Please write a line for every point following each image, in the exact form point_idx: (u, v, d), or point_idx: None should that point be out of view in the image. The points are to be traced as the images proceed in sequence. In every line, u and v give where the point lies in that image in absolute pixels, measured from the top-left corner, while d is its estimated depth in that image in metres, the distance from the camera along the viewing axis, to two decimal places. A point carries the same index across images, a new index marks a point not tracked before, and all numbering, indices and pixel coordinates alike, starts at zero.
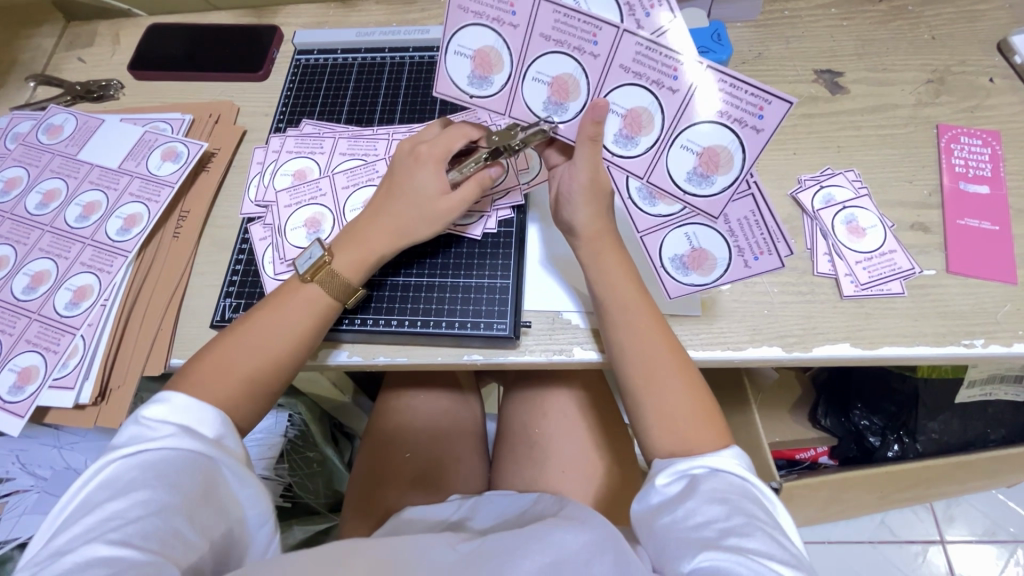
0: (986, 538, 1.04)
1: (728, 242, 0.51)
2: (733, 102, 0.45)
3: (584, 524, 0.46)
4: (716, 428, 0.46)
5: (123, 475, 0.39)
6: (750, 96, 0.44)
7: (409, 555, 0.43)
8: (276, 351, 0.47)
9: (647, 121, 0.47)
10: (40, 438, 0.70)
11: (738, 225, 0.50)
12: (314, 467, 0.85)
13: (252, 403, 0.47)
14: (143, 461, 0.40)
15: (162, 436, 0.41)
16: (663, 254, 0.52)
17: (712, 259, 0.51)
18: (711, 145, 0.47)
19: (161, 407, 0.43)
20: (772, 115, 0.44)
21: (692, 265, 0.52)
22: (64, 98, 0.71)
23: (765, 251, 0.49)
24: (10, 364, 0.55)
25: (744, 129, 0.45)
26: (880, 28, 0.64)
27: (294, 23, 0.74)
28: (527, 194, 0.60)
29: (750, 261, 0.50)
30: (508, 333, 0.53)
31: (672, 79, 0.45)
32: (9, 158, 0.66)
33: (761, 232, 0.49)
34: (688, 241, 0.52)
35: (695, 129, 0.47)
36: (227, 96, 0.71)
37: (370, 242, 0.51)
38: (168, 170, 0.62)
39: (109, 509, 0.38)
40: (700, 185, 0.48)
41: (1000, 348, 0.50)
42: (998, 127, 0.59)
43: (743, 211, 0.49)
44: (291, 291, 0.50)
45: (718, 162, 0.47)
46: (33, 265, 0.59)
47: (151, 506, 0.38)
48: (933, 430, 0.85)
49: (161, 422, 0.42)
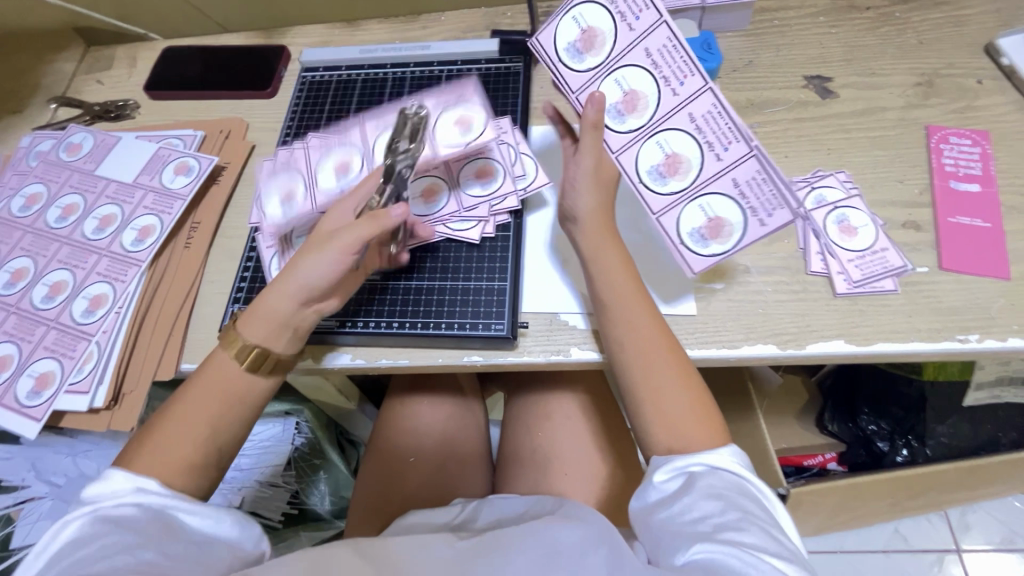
0: (1004, 546, 1.02)
1: (740, 204, 0.49)
2: (667, 61, 0.49)
3: (582, 521, 0.47)
4: (713, 427, 0.47)
5: (85, 532, 0.39)
6: (682, 62, 0.49)
7: (410, 553, 0.44)
8: (213, 427, 0.45)
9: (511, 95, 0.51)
10: (55, 446, 0.71)
11: (748, 186, 0.49)
12: (322, 474, 0.86)
13: (192, 475, 0.44)
14: (106, 514, 0.40)
15: (120, 494, 0.41)
16: (681, 230, 0.51)
17: (728, 226, 0.50)
18: (677, 151, 0.51)
19: (101, 484, 0.42)
20: (692, 85, 0.49)
21: (710, 235, 0.51)
22: (84, 118, 0.75)
23: (780, 208, 0.47)
24: (29, 371, 0.58)
25: (666, 89, 0.50)
26: (867, 34, 0.66)
27: (301, 43, 0.77)
28: (523, 200, 0.62)
29: (765, 219, 0.48)
30: (506, 333, 0.55)
31: (678, 83, 0.50)
32: (31, 175, 0.69)
33: (770, 189, 0.47)
34: (703, 212, 0.51)
35: (629, 69, 0.50)
36: (237, 113, 0.73)
37: (276, 310, 0.47)
38: (180, 184, 0.65)
39: (77, 559, 0.38)
40: (615, 120, 0.52)
41: (995, 342, 0.50)
42: (988, 127, 0.60)
43: (750, 172, 0.48)
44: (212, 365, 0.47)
45: (636, 105, 0.51)
46: (51, 276, 0.62)
47: (126, 544, 0.38)
48: (941, 434, 0.85)
49: (112, 487, 0.42)
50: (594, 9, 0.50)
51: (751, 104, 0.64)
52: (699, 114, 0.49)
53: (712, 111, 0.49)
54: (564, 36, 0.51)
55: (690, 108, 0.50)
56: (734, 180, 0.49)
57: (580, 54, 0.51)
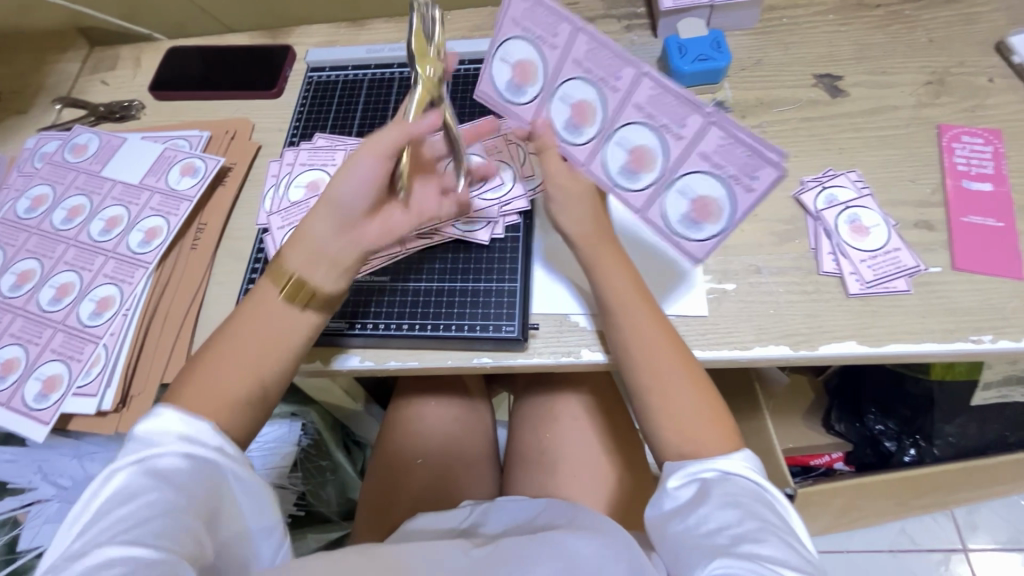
0: (1011, 545, 1.01)
1: (719, 175, 0.47)
2: (598, 63, 0.48)
3: (601, 532, 0.47)
4: (725, 431, 0.46)
5: (132, 481, 0.40)
6: (613, 58, 0.47)
7: (424, 558, 0.43)
8: (257, 366, 0.46)
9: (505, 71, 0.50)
10: (61, 449, 0.71)
11: (719, 154, 0.46)
12: (328, 476, 0.86)
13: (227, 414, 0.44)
14: (149, 467, 0.41)
15: (164, 444, 0.42)
16: (669, 219, 0.50)
17: (715, 203, 0.48)
18: (640, 143, 0.49)
19: (150, 420, 0.43)
20: (629, 77, 0.47)
21: (700, 217, 0.49)
22: (89, 119, 0.74)
23: (760, 166, 0.45)
24: (36, 373, 0.58)
25: (608, 87, 0.48)
26: (877, 32, 0.66)
27: (306, 43, 0.76)
28: (532, 201, 0.61)
29: (751, 183, 0.46)
30: (517, 335, 0.54)
31: (616, 79, 0.48)
32: (36, 176, 0.68)
33: (742, 150, 0.45)
34: (685, 195, 0.49)
35: (568, 83, 0.49)
36: (243, 113, 0.73)
37: (316, 240, 0.46)
38: (187, 185, 0.65)
39: (120, 514, 0.39)
40: (574, 135, 0.51)
41: (1009, 343, 0.50)
42: (999, 125, 0.60)
43: (716, 140, 0.45)
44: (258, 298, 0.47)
45: (587, 112, 0.50)
46: (58, 278, 0.62)
47: (159, 507, 0.39)
48: (950, 433, 0.84)
49: (160, 431, 0.42)
50: (516, 43, 0.50)
51: (761, 103, 0.63)
52: (644, 103, 0.47)
53: (654, 94, 0.46)
54: (499, 78, 0.52)
55: (635, 99, 0.47)
56: (704, 154, 0.46)
57: (520, 89, 0.52)
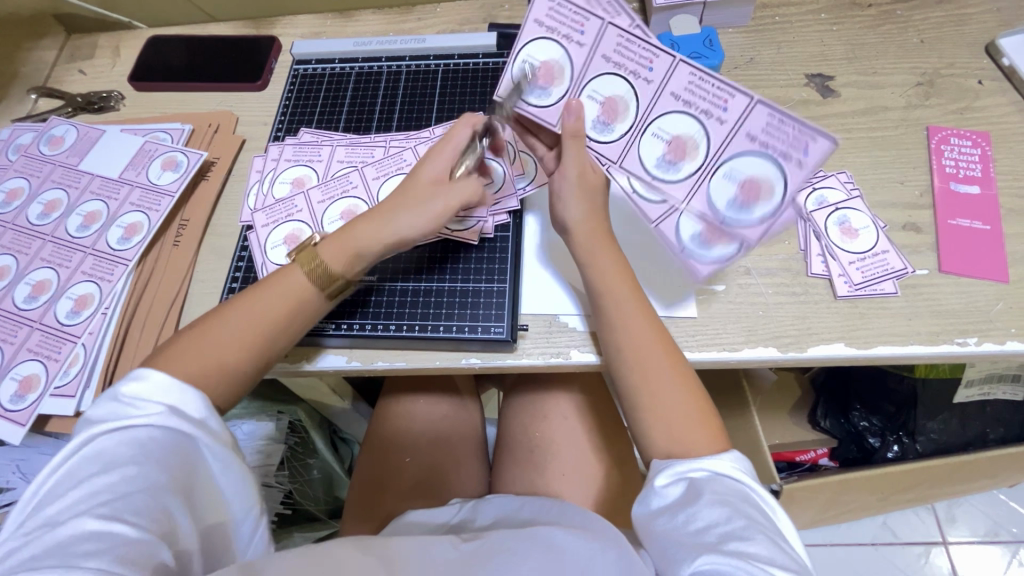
0: (989, 538, 1.03)
1: (768, 154, 0.45)
2: (628, 56, 0.48)
3: (596, 534, 0.46)
4: (711, 433, 0.46)
5: (110, 451, 0.40)
6: (642, 49, 0.47)
7: (411, 557, 0.43)
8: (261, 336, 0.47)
9: (557, 70, 0.50)
10: (40, 448, 0.69)
11: (767, 133, 0.45)
12: (315, 474, 0.86)
13: (229, 385, 0.46)
14: (130, 438, 0.40)
15: (148, 414, 0.41)
16: (681, 236, 0.50)
17: (766, 185, 0.46)
18: (678, 133, 0.48)
19: (139, 384, 0.43)
20: (661, 66, 0.48)
21: (750, 200, 0.46)
22: (66, 111, 0.72)
23: (812, 138, 0.43)
24: (12, 373, 0.56)
25: (638, 81, 0.48)
26: (869, 32, 0.65)
27: (292, 34, 0.75)
28: (523, 198, 0.61)
29: (802, 160, 0.44)
30: (506, 336, 0.54)
31: (648, 70, 0.48)
32: (11, 169, 0.66)
33: (790, 127, 0.44)
34: (730, 180, 0.47)
35: (597, 79, 0.49)
36: (226, 105, 0.71)
37: (359, 237, 0.50)
38: (168, 179, 0.63)
39: (98, 483, 0.38)
40: (603, 132, 0.50)
41: (994, 346, 0.51)
42: (988, 128, 0.60)
43: (762, 119, 0.45)
44: (284, 274, 0.50)
45: (617, 109, 0.49)
46: (34, 275, 0.60)
47: (139, 483, 0.39)
48: (932, 430, 0.86)
49: (144, 399, 0.42)
50: (538, 44, 0.50)
51: None
52: (681, 90, 0.47)
53: (693, 80, 0.47)
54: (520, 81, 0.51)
55: (670, 87, 0.48)
56: (749, 134, 0.46)
57: (545, 90, 0.50)
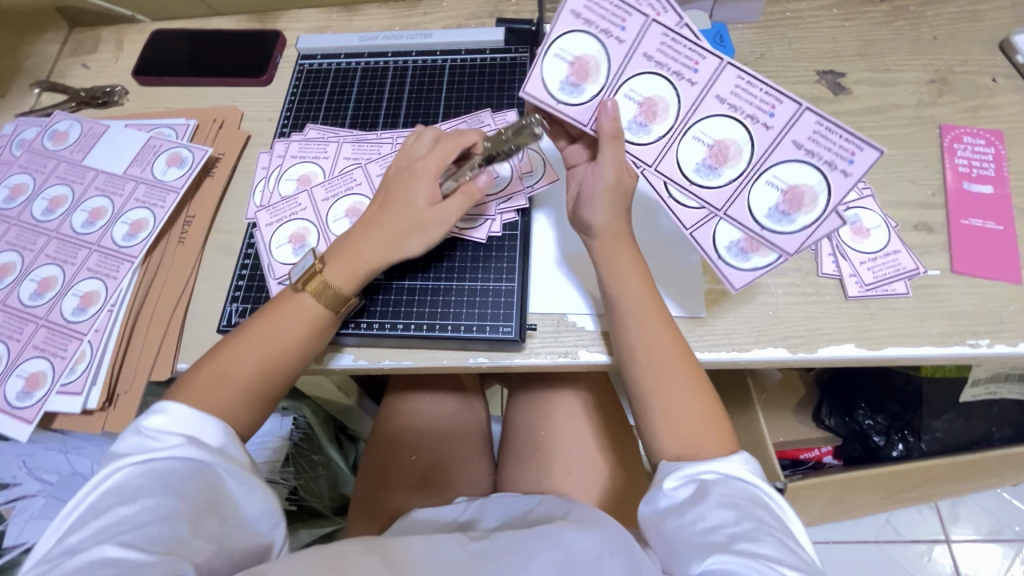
0: (991, 537, 1.03)
1: (813, 162, 0.44)
2: (672, 56, 0.46)
3: (595, 527, 0.46)
4: (721, 436, 0.46)
5: (131, 483, 0.40)
6: (688, 50, 0.45)
7: (418, 557, 0.43)
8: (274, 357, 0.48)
9: (592, 66, 0.47)
10: (47, 444, 0.69)
11: (812, 142, 0.44)
12: (320, 471, 0.86)
13: (250, 410, 0.47)
14: (151, 469, 0.40)
15: (169, 447, 0.41)
16: (716, 248, 0.50)
17: (809, 194, 0.45)
18: (721, 138, 0.46)
19: (161, 418, 0.43)
20: (706, 68, 0.45)
21: (791, 209, 0.45)
22: (69, 105, 0.71)
23: (857, 149, 0.43)
24: (18, 370, 0.56)
25: (680, 82, 0.46)
26: (881, 28, 0.65)
27: (297, 28, 0.74)
28: (531, 197, 0.60)
29: (847, 171, 0.43)
30: (514, 335, 0.54)
31: (693, 71, 0.46)
32: (15, 164, 0.66)
33: (838, 136, 0.43)
34: (774, 186, 0.45)
35: (636, 79, 0.47)
36: (231, 100, 0.71)
37: (360, 251, 0.50)
38: (173, 176, 0.63)
39: (118, 514, 0.38)
40: (638, 133, 0.48)
41: (1005, 348, 0.50)
42: (1001, 126, 0.59)
43: (810, 126, 0.44)
44: (290, 298, 0.50)
45: (656, 111, 0.47)
46: (39, 271, 0.60)
47: (157, 511, 0.38)
48: (937, 429, 0.85)
49: (166, 433, 0.42)
50: (574, 38, 0.47)
51: None
52: (726, 93, 0.45)
53: (740, 83, 0.45)
54: (553, 77, 0.48)
55: (714, 90, 0.46)
56: (795, 141, 0.44)
57: (578, 87, 0.48)
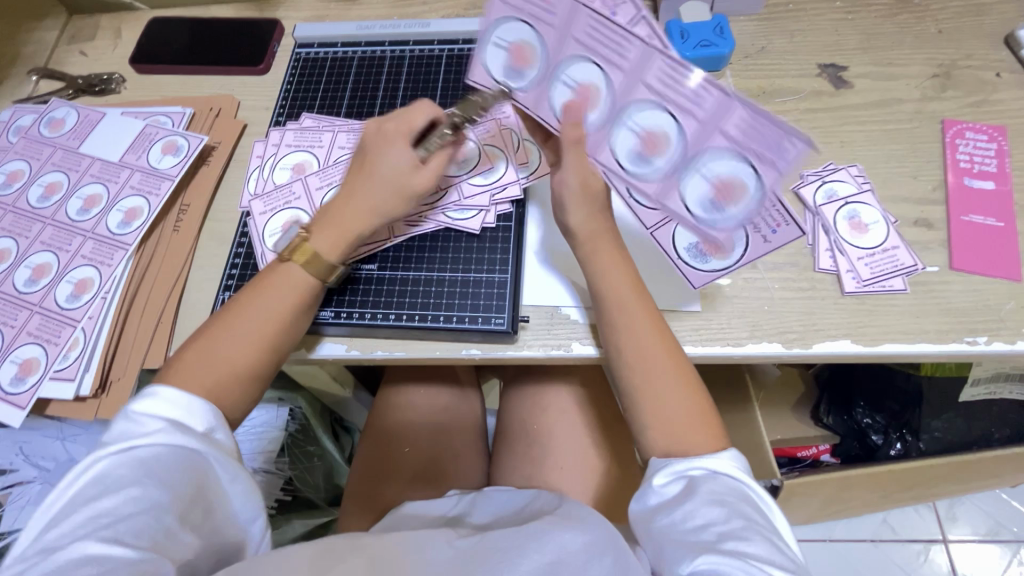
0: (989, 537, 1.03)
1: (743, 154, 0.43)
2: (601, 37, 0.44)
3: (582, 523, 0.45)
4: (711, 429, 0.46)
5: (115, 471, 0.39)
6: (615, 29, 0.43)
7: (406, 552, 0.43)
8: (264, 333, 0.48)
9: (531, 54, 0.48)
10: (42, 430, 0.71)
11: (742, 133, 0.42)
12: (315, 461, 0.86)
13: (246, 389, 0.47)
14: (135, 457, 0.40)
15: (153, 432, 0.41)
16: (676, 246, 0.54)
17: (739, 187, 0.44)
18: (652, 126, 0.45)
19: (148, 402, 0.43)
20: (635, 50, 0.43)
21: (723, 202, 0.45)
22: (67, 92, 0.71)
23: (790, 142, 0.40)
24: (12, 357, 0.56)
25: (611, 64, 0.45)
26: (885, 22, 0.64)
27: (295, 17, 0.74)
28: (527, 188, 0.60)
29: (777, 162, 0.41)
30: (506, 327, 0.53)
31: (622, 53, 0.44)
32: (11, 151, 0.66)
33: (768, 126, 0.41)
34: (704, 179, 0.45)
35: (571, 61, 0.46)
36: (228, 89, 0.70)
37: (349, 219, 0.50)
38: (169, 164, 0.63)
39: (100, 506, 0.38)
40: None
41: (1003, 346, 0.49)
42: (1005, 122, 0.58)
43: (738, 117, 0.42)
44: (280, 271, 0.50)
45: (591, 96, 0.47)
46: (34, 258, 0.60)
47: (142, 503, 0.38)
48: (936, 429, 0.85)
49: (150, 417, 0.42)
50: (510, 25, 0.48)
51: (762, 92, 0.62)
52: (655, 76, 0.43)
53: (667, 67, 0.42)
54: (494, 64, 0.50)
55: (643, 72, 0.44)
56: (724, 130, 0.43)
57: (519, 74, 0.49)
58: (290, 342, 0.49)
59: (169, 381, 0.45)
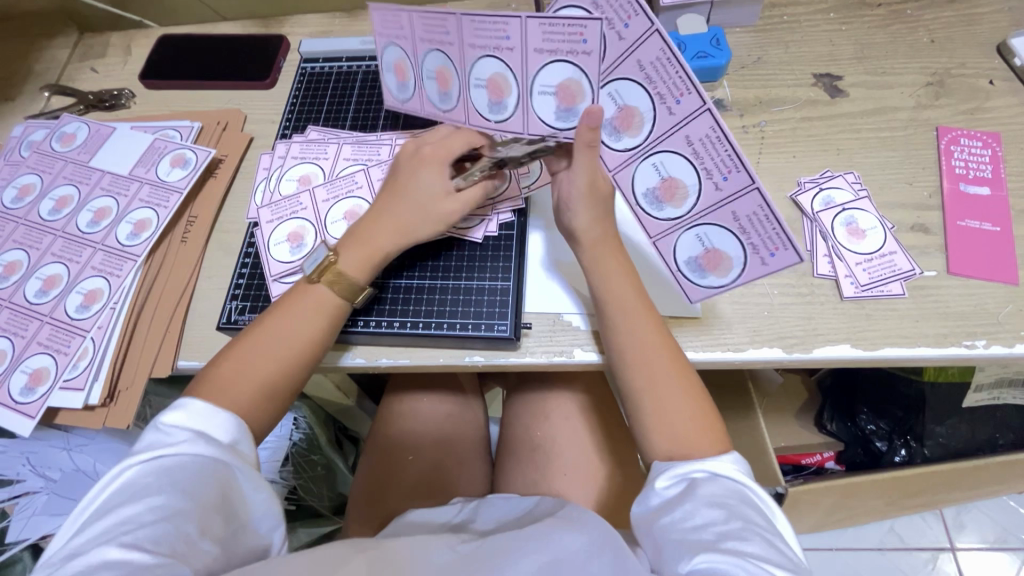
0: (997, 545, 1.02)
1: (695, 164, 0.47)
2: (484, 33, 0.47)
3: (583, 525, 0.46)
4: (714, 435, 0.46)
5: (140, 480, 0.40)
6: (492, 23, 0.46)
7: (408, 556, 0.43)
8: (291, 351, 0.48)
9: (447, 77, 0.53)
10: (49, 441, 0.69)
11: (702, 146, 0.46)
12: (320, 471, 0.86)
13: (275, 404, 0.48)
14: (159, 467, 0.41)
15: (178, 442, 0.42)
16: (678, 257, 0.52)
17: (682, 188, 0.49)
18: (626, 104, 0.48)
19: (179, 413, 0.44)
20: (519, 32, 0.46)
21: (665, 197, 0.50)
22: (77, 108, 0.73)
23: (733, 169, 0.46)
24: (22, 366, 0.57)
25: (506, 53, 0.48)
26: (879, 32, 0.65)
27: (301, 33, 0.75)
28: (528, 198, 0.61)
29: (716, 178, 0.47)
30: (509, 334, 0.54)
31: (505, 39, 0.47)
32: (23, 165, 0.67)
33: (724, 149, 0.45)
34: (656, 171, 0.50)
35: (477, 65, 0.50)
36: (235, 104, 0.72)
37: (372, 239, 0.52)
38: (177, 176, 0.64)
39: (125, 513, 0.39)
40: (501, 112, 0.52)
41: (1002, 349, 0.50)
42: (999, 128, 0.59)
43: (703, 130, 0.45)
44: (308, 289, 0.51)
45: (500, 87, 0.50)
46: (45, 269, 0.61)
47: (163, 511, 0.39)
48: (940, 434, 0.84)
49: (178, 428, 0.43)
50: (430, 55, 0.52)
51: (759, 102, 0.63)
52: (647, 62, 0.45)
53: (661, 57, 0.44)
54: (432, 94, 0.55)
55: (637, 54, 0.45)
56: (687, 138, 0.47)
57: (445, 95, 0.54)
58: (316, 355, 0.50)
59: (200, 394, 0.46)
